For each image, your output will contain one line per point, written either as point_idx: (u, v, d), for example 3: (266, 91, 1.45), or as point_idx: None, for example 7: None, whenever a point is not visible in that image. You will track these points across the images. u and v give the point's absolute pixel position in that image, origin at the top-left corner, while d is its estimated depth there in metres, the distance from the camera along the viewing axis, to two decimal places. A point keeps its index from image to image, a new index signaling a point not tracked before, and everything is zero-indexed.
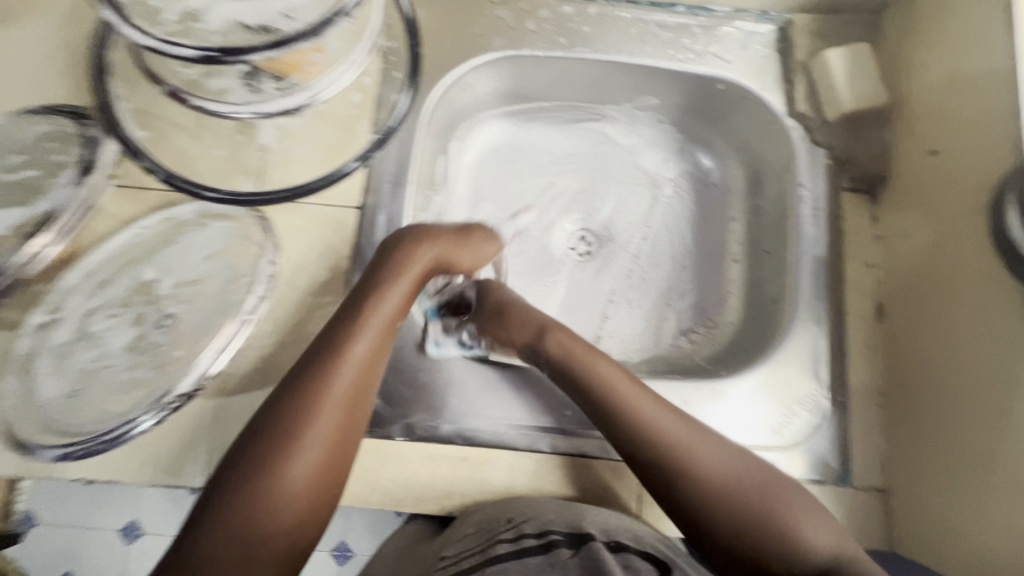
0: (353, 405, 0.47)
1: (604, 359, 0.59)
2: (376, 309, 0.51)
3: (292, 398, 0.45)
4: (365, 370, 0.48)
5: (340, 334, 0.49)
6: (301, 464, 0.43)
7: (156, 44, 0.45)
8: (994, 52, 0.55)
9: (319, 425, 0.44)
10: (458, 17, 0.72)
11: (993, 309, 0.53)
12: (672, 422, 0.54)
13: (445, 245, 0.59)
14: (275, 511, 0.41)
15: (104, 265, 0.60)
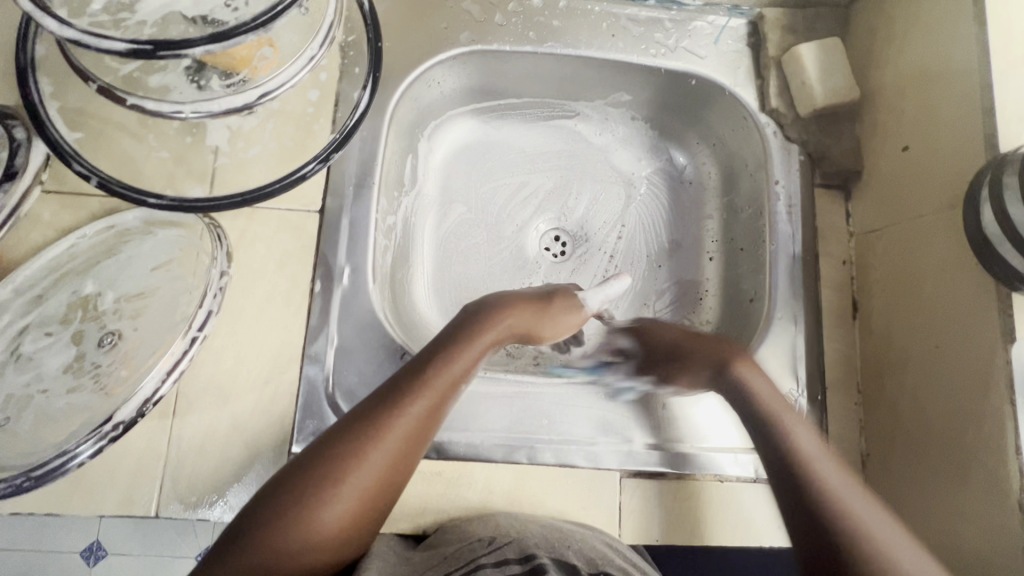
0: (397, 461, 0.49)
1: (791, 411, 0.57)
2: (442, 369, 0.53)
3: (337, 441, 0.48)
4: (419, 426, 0.50)
5: (404, 389, 0.51)
6: (335, 504, 0.46)
7: (77, 35, 0.40)
8: (966, 47, 0.55)
9: (357, 473, 0.47)
10: (421, 10, 0.69)
11: (968, 305, 0.52)
12: (841, 478, 0.50)
13: (524, 314, 0.61)
14: (297, 545, 0.45)
15: (43, 278, 0.56)
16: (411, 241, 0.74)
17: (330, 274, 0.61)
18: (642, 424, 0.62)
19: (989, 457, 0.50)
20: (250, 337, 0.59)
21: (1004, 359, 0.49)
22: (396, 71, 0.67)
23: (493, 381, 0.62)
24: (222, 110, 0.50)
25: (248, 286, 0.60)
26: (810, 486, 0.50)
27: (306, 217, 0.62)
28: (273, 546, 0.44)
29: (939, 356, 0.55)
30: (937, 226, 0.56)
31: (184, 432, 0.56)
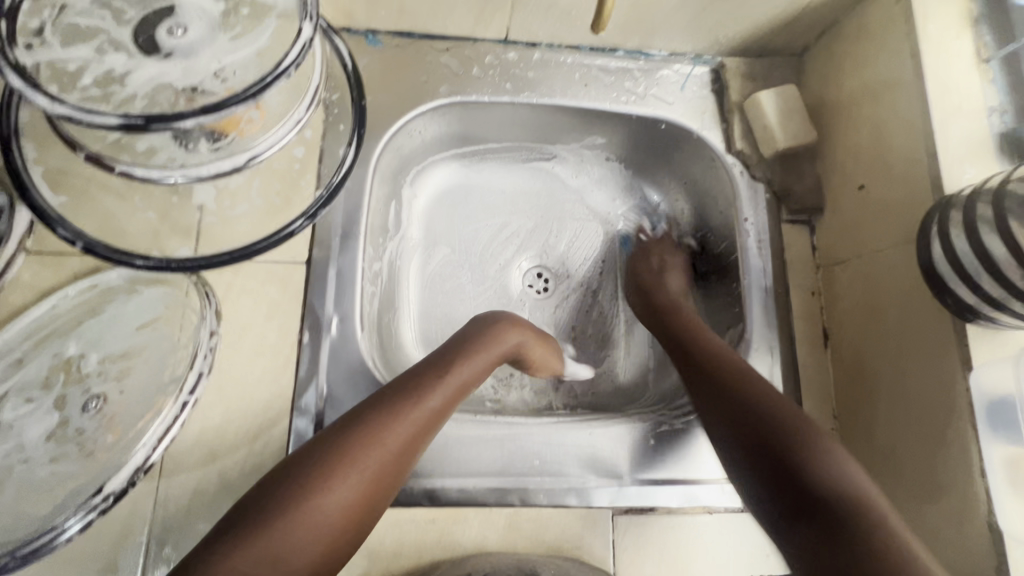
0: (411, 452, 0.48)
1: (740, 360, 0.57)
2: (457, 368, 0.55)
3: (353, 428, 0.47)
4: (434, 416, 0.51)
5: (421, 381, 0.52)
6: (349, 485, 0.44)
7: (69, 111, 0.41)
8: (909, 96, 0.60)
9: (376, 458, 0.46)
10: (401, 64, 0.71)
11: (928, 334, 0.56)
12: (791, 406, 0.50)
13: (528, 333, 0.65)
14: (305, 529, 0.41)
15: (23, 342, 0.55)
16: (397, 284, 0.75)
17: (319, 324, 0.62)
18: (631, 459, 0.63)
19: (956, 478, 0.53)
20: (237, 392, 0.58)
21: (964, 385, 0.52)
22: (379, 123, 0.69)
23: (482, 425, 0.63)
24: (210, 174, 0.51)
25: (235, 340, 0.60)
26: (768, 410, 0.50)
27: (292, 269, 0.63)
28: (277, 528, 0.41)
29: (906, 383, 0.58)
30: (896, 260, 0.60)
31: (171, 493, 0.55)
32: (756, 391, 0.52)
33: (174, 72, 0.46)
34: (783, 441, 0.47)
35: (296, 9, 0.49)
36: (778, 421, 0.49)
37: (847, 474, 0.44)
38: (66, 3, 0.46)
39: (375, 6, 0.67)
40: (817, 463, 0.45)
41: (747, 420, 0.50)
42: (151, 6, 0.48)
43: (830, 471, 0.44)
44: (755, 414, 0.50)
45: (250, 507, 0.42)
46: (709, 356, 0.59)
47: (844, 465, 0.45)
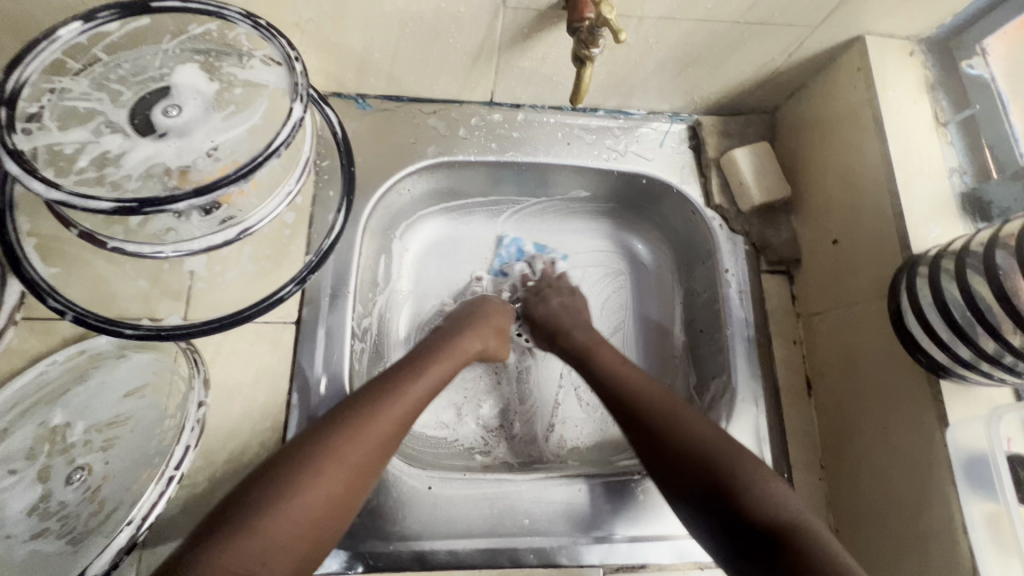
0: (373, 461, 0.51)
1: (619, 358, 0.65)
2: (430, 368, 0.60)
3: (313, 445, 0.49)
4: (411, 412, 0.56)
5: (399, 380, 0.57)
6: (329, 480, 0.48)
7: (64, 197, 0.42)
8: (875, 158, 0.63)
9: (336, 470, 0.49)
10: (390, 126, 0.74)
11: (904, 387, 0.57)
12: (665, 397, 0.58)
13: (485, 335, 0.70)
14: (288, 521, 0.45)
15: (4, 412, 0.54)
16: (385, 339, 0.75)
17: (307, 385, 0.62)
18: (620, 514, 0.63)
19: (940, 533, 0.53)
20: (225, 456, 0.58)
21: (942, 441, 0.53)
22: (368, 184, 0.71)
23: (471, 483, 0.63)
24: (202, 248, 0.53)
25: (223, 404, 0.60)
26: (655, 405, 0.57)
27: (282, 329, 0.63)
28: (264, 523, 0.44)
29: (887, 434, 0.59)
30: (870, 313, 0.62)
31: (153, 566, 0.53)
32: (695, 430, 0.54)
33: (169, 151, 0.48)
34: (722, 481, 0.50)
35: (286, 89, 0.50)
36: (717, 461, 0.51)
37: (786, 500, 0.48)
38: (65, 88, 0.48)
39: (365, 75, 0.69)
40: (697, 447, 0.52)
41: (689, 464, 0.52)
42: (148, 87, 0.51)
43: (771, 502, 0.48)
44: (660, 425, 0.55)
45: (214, 528, 0.44)
46: (642, 396, 0.58)
47: (780, 494, 0.49)
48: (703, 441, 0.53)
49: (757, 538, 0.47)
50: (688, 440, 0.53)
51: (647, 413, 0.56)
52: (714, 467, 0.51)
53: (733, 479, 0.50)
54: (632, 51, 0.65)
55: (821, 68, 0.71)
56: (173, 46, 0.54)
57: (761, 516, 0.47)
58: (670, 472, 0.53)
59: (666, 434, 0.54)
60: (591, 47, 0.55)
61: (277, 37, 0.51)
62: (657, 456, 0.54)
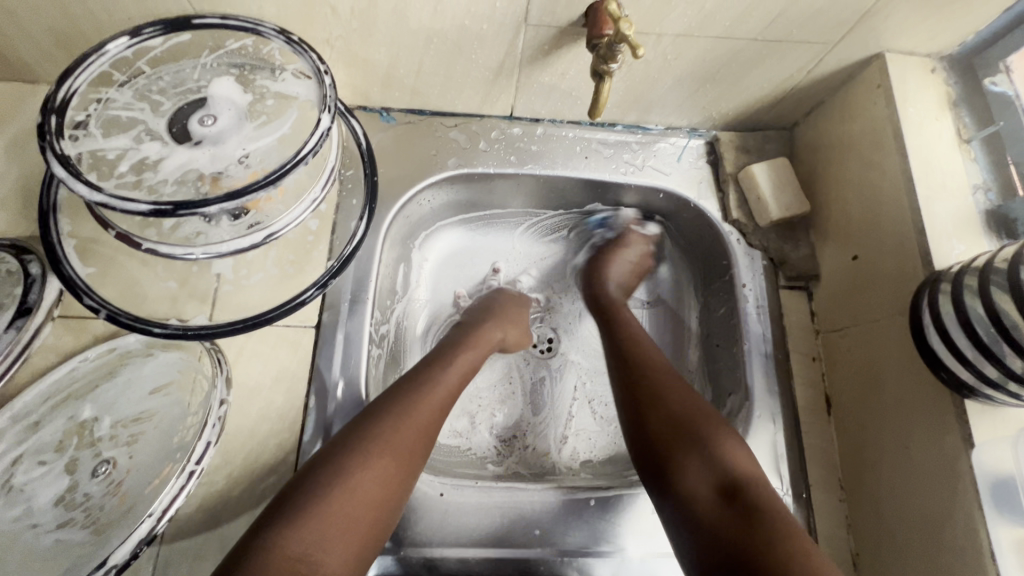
0: (418, 448, 0.53)
1: (632, 324, 0.70)
2: (461, 355, 0.64)
3: (358, 435, 0.51)
4: (447, 397, 0.58)
5: (430, 369, 0.60)
6: (379, 467, 0.50)
7: (105, 199, 0.44)
8: (895, 174, 0.63)
9: (384, 460, 0.50)
10: (412, 138, 0.76)
11: (927, 406, 0.56)
12: (660, 359, 0.63)
13: (503, 325, 0.72)
14: (344, 509, 0.47)
15: (38, 405, 0.56)
16: (402, 346, 0.76)
17: (324, 389, 0.63)
18: (631, 528, 0.62)
19: (966, 558, 0.51)
20: (243, 455, 0.59)
21: (967, 462, 0.52)
22: (390, 194, 0.73)
23: (482, 491, 0.63)
24: (229, 251, 0.55)
25: (243, 404, 0.61)
26: (649, 364, 0.62)
27: (302, 333, 0.65)
28: (323, 513, 0.46)
29: (909, 454, 0.58)
30: (893, 331, 0.61)
31: (169, 561, 0.54)
32: (675, 389, 0.59)
33: (203, 158, 0.50)
34: (691, 434, 0.54)
35: (315, 101, 0.52)
36: (688, 418, 0.56)
37: (740, 458, 0.53)
38: (110, 98, 0.51)
39: (389, 89, 0.72)
40: (678, 403, 0.57)
41: (661, 416, 0.56)
42: (186, 98, 0.54)
43: (729, 457, 0.53)
44: (652, 380, 0.60)
45: (271, 520, 0.45)
46: (638, 352, 0.64)
47: (735, 450, 0.53)
48: (689, 400, 0.58)
49: (712, 488, 0.51)
50: (676, 397, 0.58)
51: (644, 370, 0.62)
52: (695, 426, 0.55)
53: (698, 433, 0.54)
54: (650, 66, 0.67)
55: (841, 85, 0.71)
56: (211, 60, 0.57)
57: (721, 466, 0.52)
58: (645, 420, 0.57)
59: (654, 386, 0.59)
60: (610, 62, 0.56)
61: (309, 51, 0.54)
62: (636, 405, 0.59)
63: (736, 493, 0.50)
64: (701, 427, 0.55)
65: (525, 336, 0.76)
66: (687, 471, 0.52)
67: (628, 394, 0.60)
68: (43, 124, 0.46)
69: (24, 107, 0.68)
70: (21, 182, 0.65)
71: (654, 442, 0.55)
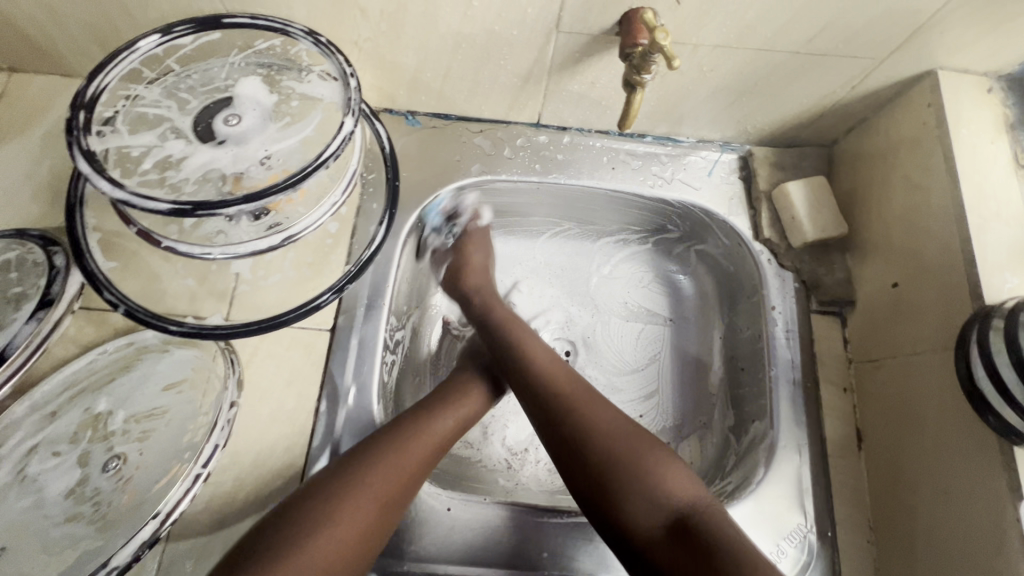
0: (396, 496, 0.51)
1: (529, 335, 0.65)
2: (456, 406, 0.60)
3: (339, 483, 0.50)
4: (434, 446, 0.56)
5: (422, 416, 0.58)
6: (351, 520, 0.48)
7: (126, 196, 0.44)
8: (942, 200, 0.59)
9: (359, 512, 0.49)
10: (436, 143, 0.75)
11: (972, 458, 0.53)
12: (564, 380, 0.58)
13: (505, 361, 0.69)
14: (311, 560, 0.45)
15: (56, 396, 0.57)
16: (416, 353, 0.75)
17: (336, 394, 0.62)
18: None
19: None
20: (252, 457, 0.58)
21: (1014, 517, 0.49)
22: (411, 199, 0.72)
23: (492, 508, 0.61)
24: (248, 251, 0.55)
25: (254, 405, 0.61)
26: (547, 388, 0.58)
27: (317, 336, 0.64)
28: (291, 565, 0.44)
29: (950, 501, 0.54)
30: (934, 367, 0.57)
31: (173, 562, 0.54)
32: (591, 411, 0.55)
33: (225, 158, 0.50)
34: (614, 470, 0.50)
35: (340, 104, 0.52)
36: (614, 445, 0.52)
37: (677, 481, 0.50)
38: (138, 95, 0.51)
39: (415, 93, 0.71)
40: (588, 433, 0.53)
41: (580, 449, 0.52)
42: (213, 97, 0.54)
43: (668, 486, 0.49)
44: (558, 411, 0.56)
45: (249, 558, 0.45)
46: (537, 376, 0.59)
47: (677, 477, 0.50)
48: (599, 427, 0.53)
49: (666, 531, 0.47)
50: (586, 426, 0.53)
51: (552, 398, 0.57)
52: (624, 462, 0.51)
53: (627, 470, 0.50)
54: (684, 77, 0.64)
55: (886, 103, 0.67)
56: (239, 59, 0.57)
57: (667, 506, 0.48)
58: (569, 457, 0.53)
59: (566, 416, 0.55)
60: (642, 73, 0.54)
61: (336, 53, 0.53)
62: (556, 437, 0.55)
63: (688, 533, 0.47)
64: (631, 462, 0.51)
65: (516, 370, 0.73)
66: (629, 514, 0.49)
67: (547, 426, 0.56)
68: (71, 119, 0.47)
69: (60, 102, 0.70)
70: (51, 175, 0.66)
71: (579, 479, 0.52)
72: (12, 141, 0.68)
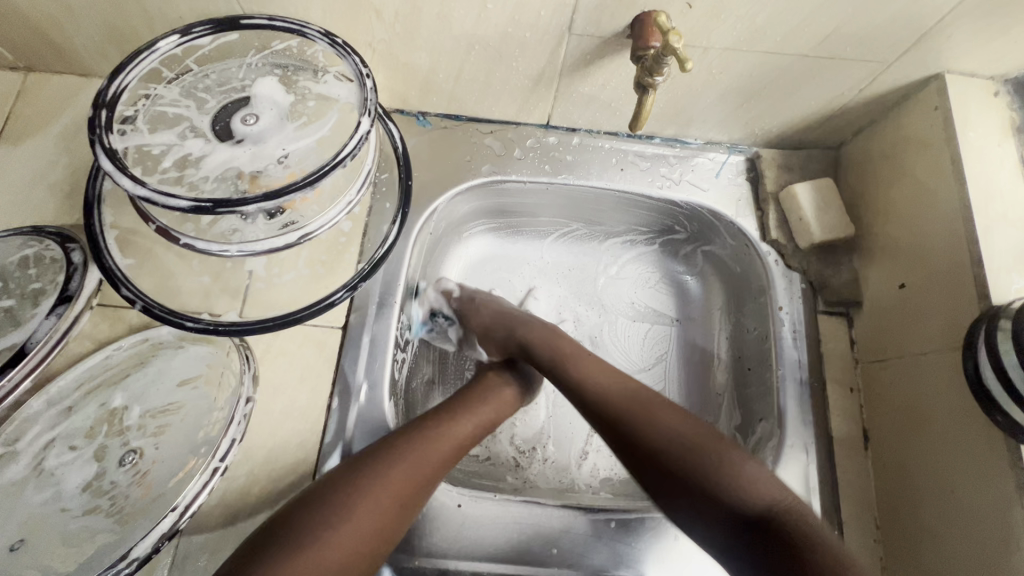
0: (418, 490, 0.52)
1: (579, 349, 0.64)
2: (474, 410, 0.61)
3: (362, 473, 0.51)
4: (457, 445, 0.57)
5: (447, 415, 0.59)
6: (373, 510, 0.49)
7: (148, 194, 0.45)
8: (950, 202, 0.60)
9: (381, 502, 0.50)
10: (446, 144, 0.76)
11: (980, 457, 0.53)
12: (626, 389, 0.58)
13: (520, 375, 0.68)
14: (334, 546, 0.46)
15: (72, 391, 0.58)
16: (425, 352, 0.75)
17: (348, 391, 0.63)
18: (650, 555, 0.60)
19: None
20: (265, 452, 0.59)
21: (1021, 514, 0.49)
22: (422, 198, 0.73)
23: (502, 504, 0.62)
24: (264, 249, 0.55)
25: (267, 401, 0.61)
26: (609, 399, 0.57)
27: (329, 333, 0.65)
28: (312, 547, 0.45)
29: (958, 499, 0.55)
30: (941, 367, 0.58)
31: (188, 555, 0.54)
32: (660, 419, 0.54)
33: (243, 157, 0.51)
34: (694, 472, 0.50)
35: (356, 104, 0.52)
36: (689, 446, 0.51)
37: (757, 480, 0.49)
38: (158, 95, 0.53)
39: (427, 94, 0.72)
40: (657, 435, 0.53)
41: (657, 457, 0.52)
42: (231, 97, 0.55)
43: (746, 486, 0.48)
44: (626, 419, 0.55)
45: (267, 542, 0.46)
46: (596, 388, 0.58)
47: (754, 476, 0.49)
48: (670, 432, 0.53)
49: (751, 527, 0.47)
50: (657, 434, 0.53)
51: (614, 409, 0.56)
52: (702, 466, 0.50)
53: (706, 472, 0.50)
54: (694, 80, 0.65)
55: (893, 106, 0.68)
56: (257, 60, 0.58)
57: (748, 504, 0.48)
58: (649, 463, 0.53)
59: (635, 423, 0.54)
60: (655, 75, 0.55)
61: (352, 54, 0.54)
62: (629, 446, 0.54)
63: (770, 528, 0.46)
64: (709, 464, 0.50)
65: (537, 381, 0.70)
66: (714, 512, 0.49)
67: (615, 437, 0.55)
68: (94, 118, 0.48)
69: (76, 102, 0.71)
70: (68, 173, 0.67)
71: (665, 484, 0.52)
72: (28, 140, 0.69)
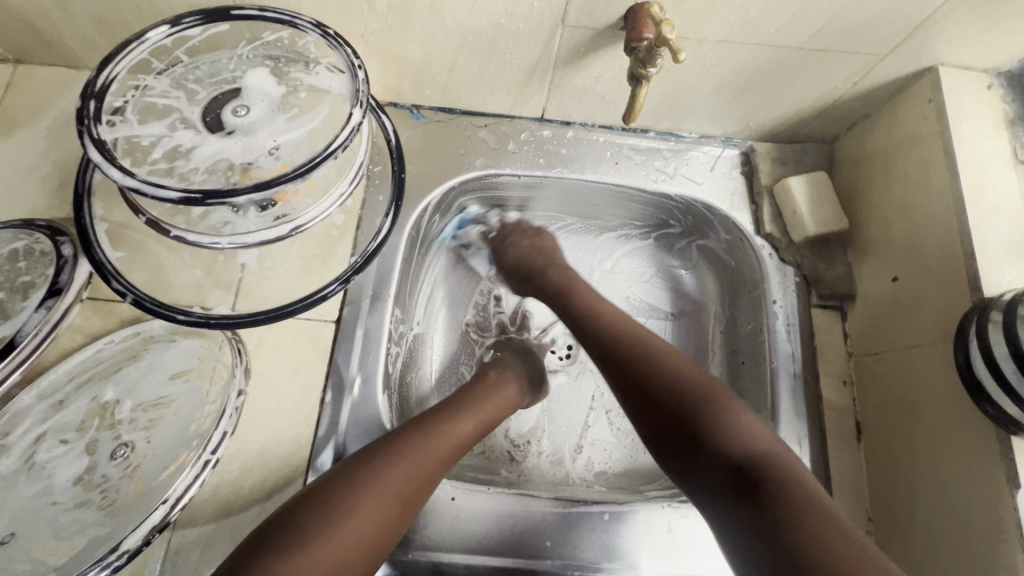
0: (418, 491, 0.52)
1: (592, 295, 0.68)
2: (475, 410, 0.61)
3: (362, 473, 0.50)
4: (457, 446, 0.57)
5: (446, 416, 0.59)
6: (375, 511, 0.49)
7: (137, 184, 0.44)
8: (943, 195, 0.60)
9: (383, 502, 0.49)
10: (440, 137, 0.75)
11: (971, 449, 0.53)
12: (631, 331, 0.61)
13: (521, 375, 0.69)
14: (335, 546, 0.45)
15: (62, 385, 0.57)
16: (420, 346, 0.75)
17: (341, 385, 0.63)
18: (643, 548, 0.61)
19: None
20: (258, 446, 0.59)
21: (1011, 506, 0.49)
22: (416, 192, 0.73)
23: (496, 497, 0.62)
24: (256, 241, 0.55)
25: (260, 395, 0.61)
26: (614, 342, 0.60)
27: (322, 327, 0.65)
28: (314, 547, 0.45)
29: (949, 492, 0.55)
30: (933, 359, 0.58)
31: (179, 549, 0.54)
32: (660, 361, 0.56)
33: (234, 149, 0.50)
34: (686, 420, 0.52)
35: (348, 95, 0.52)
36: (687, 394, 0.53)
37: (745, 428, 0.50)
38: (148, 86, 0.52)
39: (421, 87, 0.71)
40: (655, 378, 0.55)
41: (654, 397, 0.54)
42: (221, 88, 0.54)
43: (733, 436, 0.50)
44: (630, 360, 0.57)
45: (263, 548, 0.44)
46: (604, 332, 0.61)
47: (744, 425, 0.51)
48: (670, 370, 0.55)
49: (736, 477, 0.48)
50: (655, 373, 0.55)
51: (618, 351, 0.59)
52: (695, 408, 0.52)
53: (698, 414, 0.51)
54: (688, 72, 0.65)
55: (887, 99, 0.68)
56: (247, 51, 0.57)
57: (735, 452, 0.49)
58: (648, 408, 0.55)
59: (638, 362, 0.57)
60: (648, 67, 0.55)
61: (344, 45, 0.53)
62: (629, 389, 0.57)
63: (752, 480, 0.47)
64: (699, 408, 0.52)
65: (541, 388, 0.73)
66: (702, 461, 0.50)
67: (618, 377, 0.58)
68: (82, 109, 0.47)
69: (66, 95, 0.70)
70: (58, 166, 0.67)
71: (660, 425, 0.53)
72: (18, 132, 0.68)
